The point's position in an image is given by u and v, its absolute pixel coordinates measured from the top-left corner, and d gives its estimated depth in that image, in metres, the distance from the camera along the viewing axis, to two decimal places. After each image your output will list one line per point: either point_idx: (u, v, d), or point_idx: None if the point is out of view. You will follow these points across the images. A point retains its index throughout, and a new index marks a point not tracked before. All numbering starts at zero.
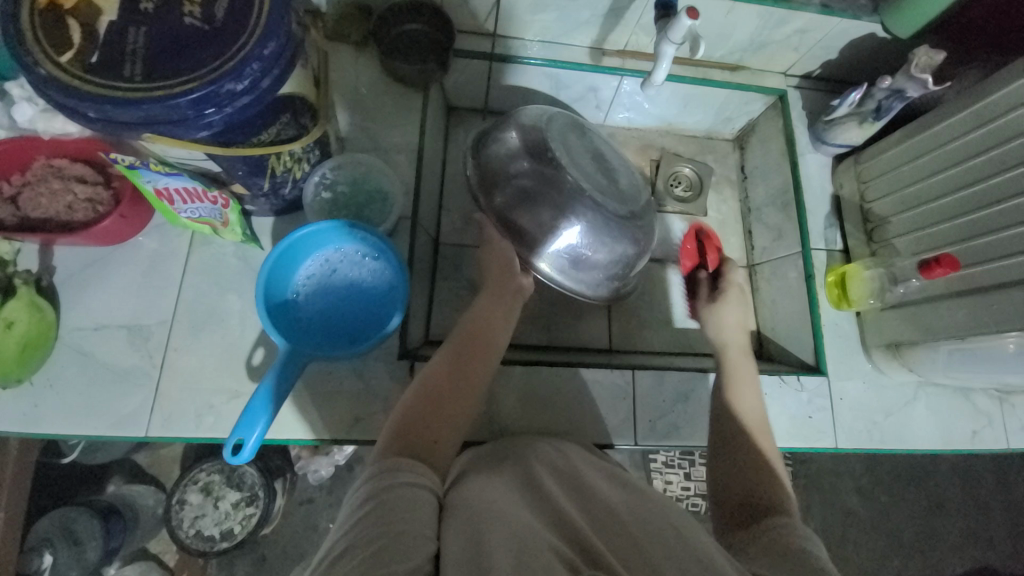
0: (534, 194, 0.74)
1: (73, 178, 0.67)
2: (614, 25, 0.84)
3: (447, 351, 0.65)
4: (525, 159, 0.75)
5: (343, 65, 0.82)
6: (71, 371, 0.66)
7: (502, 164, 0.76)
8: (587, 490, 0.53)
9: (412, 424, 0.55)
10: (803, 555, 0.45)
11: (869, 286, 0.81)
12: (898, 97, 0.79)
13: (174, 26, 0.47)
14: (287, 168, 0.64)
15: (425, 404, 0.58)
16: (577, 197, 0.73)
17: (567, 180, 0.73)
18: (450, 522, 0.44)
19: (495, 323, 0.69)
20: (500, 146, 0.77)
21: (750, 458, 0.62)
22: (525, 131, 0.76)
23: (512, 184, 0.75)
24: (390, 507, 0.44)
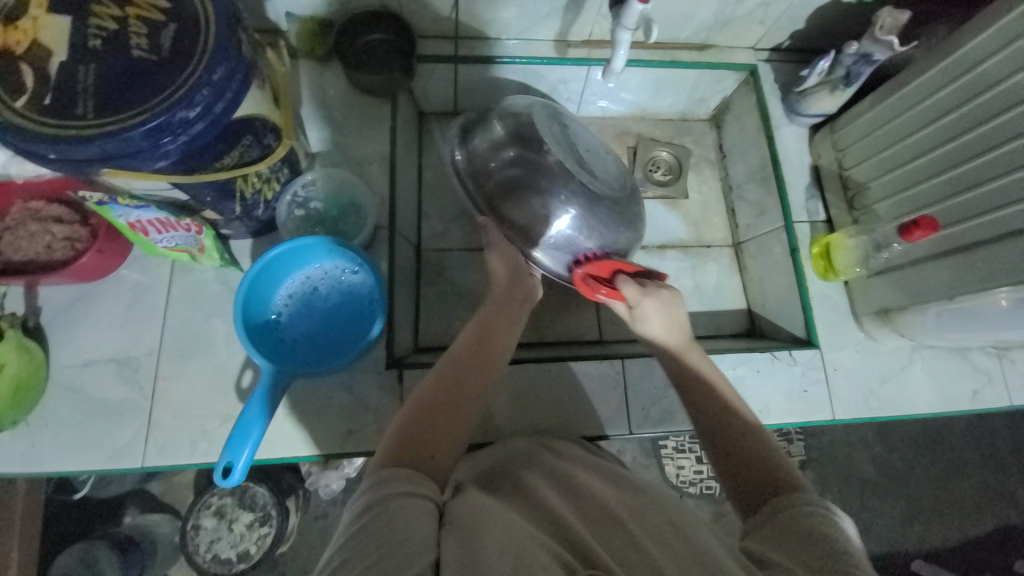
0: (523, 183, 0.73)
1: (51, 219, 0.68)
2: (575, 16, 0.84)
3: (447, 358, 0.62)
4: (510, 146, 0.75)
5: (309, 82, 0.83)
6: (64, 409, 0.67)
7: (487, 155, 0.76)
8: (583, 491, 0.52)
9: (410, 435, 0.53)
10: (824, 539, 0.43)
11: (854, 254, 0.80)
12: (866, 61, 0.78)
13: (123, 61, 0.47)
14: (257, 189, 0.65)
15: (424, 414, 0.56)
16: (559, 180, 0.73)
17: (550, 162, 0.73)
18: (449, 532, 0.43)
19: (500, 331, 0.66)
20: (490, 130, 0.76)
21: (743, 438, 0.56)
22: (508, 117, 0.76)
23: (500, 176, 0.75)
24: (389, 516, 0.43)
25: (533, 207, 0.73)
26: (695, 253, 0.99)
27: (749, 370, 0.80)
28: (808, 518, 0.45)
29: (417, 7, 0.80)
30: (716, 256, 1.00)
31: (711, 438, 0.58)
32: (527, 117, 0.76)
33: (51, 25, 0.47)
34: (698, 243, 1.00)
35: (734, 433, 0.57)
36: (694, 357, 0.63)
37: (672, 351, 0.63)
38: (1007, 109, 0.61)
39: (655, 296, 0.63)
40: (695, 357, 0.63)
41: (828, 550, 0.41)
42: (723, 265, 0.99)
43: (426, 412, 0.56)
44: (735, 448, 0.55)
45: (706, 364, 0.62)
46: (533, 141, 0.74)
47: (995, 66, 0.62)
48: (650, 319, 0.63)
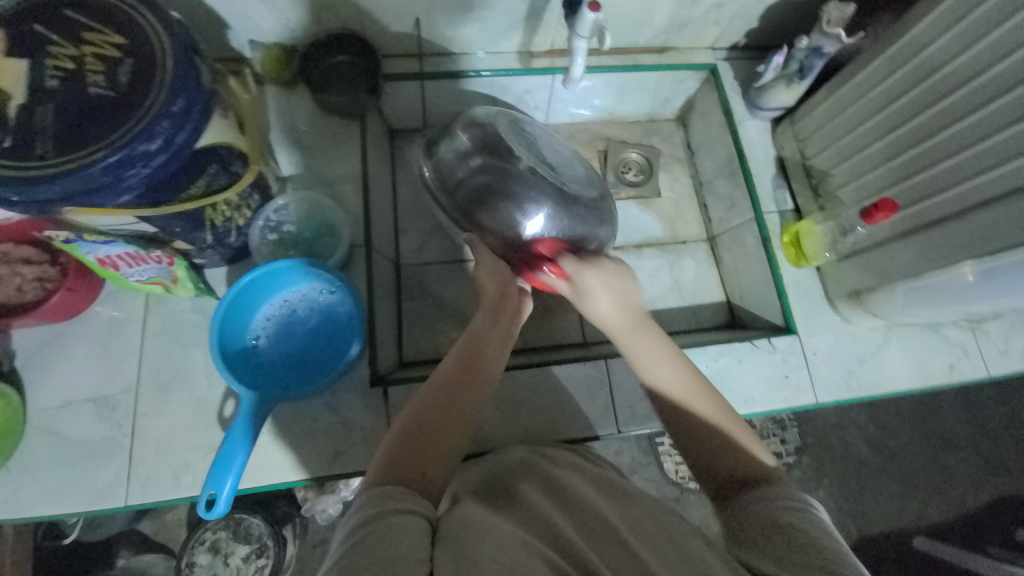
0: (490, 190, 0.74)
1: (20, 261, 0.67)
2: (536, 27, 0.86)
3: (438, 373, 0.62)
4: (476, 159, 0.75)
5: (276, 107, 0.83)
6: (42, 453, 0.66)
7: (453, 166, 0.77)
8: (575, 500, 0.52)
9: (402, 453, 0.53)
10: (798, 533, 0.44)
11: (822, 240, 0.82)
12: (817, 54, 0.81)
13: (82, 99, 0.47)
14: (228, 217, 0.65)
15: (417, 431, 0.56)
16: (530, 184, 0.73)
17: (520, 170, 0.74)
18: (443, 549, 0.42)
19: (493, 344, 0.65)
20: (452, 140, 0.78)
21: (708, 425, 0.57)
22: (473, 128, 0.77)
23: (468, 184, 0.76)
24: (383, 534, 0.42)
25: (505, 214, 0.73)
26: (671, 250, 1.01)
27: (730, 360, 0.81)
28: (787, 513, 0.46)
29: (379, 27, 0.82)
30: (693, 251, 1.01)
31: (672, 421, 0.59)
32: (491, 126, 0.76)
33: (8, 68, 0.47)
34: (674, 240, 1.02)
35: (698, 419, 0.58)
36: (637, 342, 0.63)
37: (616, 330, 0.64)
38: (953, 91, 0.64)
39: (592, 267, 0.66)
40: (640, 337, 0.63)
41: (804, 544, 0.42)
42: (700, 260, 1.01)
43: (417, 429, 0.56)
44: (700, 435, 0.57)
45: (659, 354, 0.61)
46: (499, 150, 0.75)
47: (938, 50, 0.65)
48: (594, 294, 0.64)
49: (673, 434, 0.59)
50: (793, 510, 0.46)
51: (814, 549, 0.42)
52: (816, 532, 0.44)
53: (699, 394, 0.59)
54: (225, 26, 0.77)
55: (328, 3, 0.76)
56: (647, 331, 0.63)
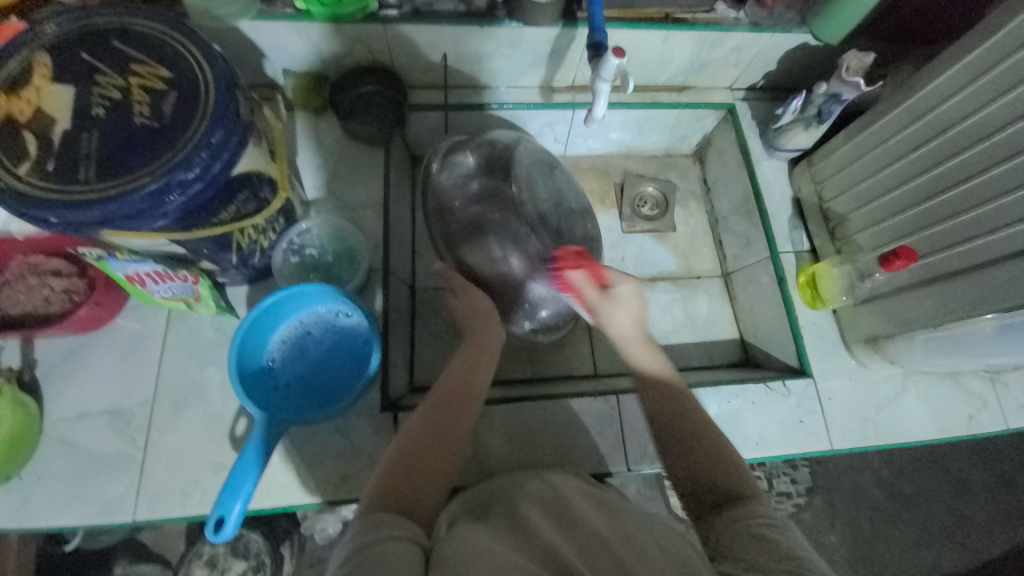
0: (482, 223, 0.76)
1: (49, 272, 0.69)
2: (559, 64, 0.88)
3: (427, 399, 0.63)
4: (478, 177, 0.78)
5: (305, 132, 0.86)
6: (55, 463, 0.67)
7: (457, 184, 0.78)
8: (576, 519, 0.51)
9: (394, 476, 0.53)
10: (782, 542, 0.46)
11: (839, 282, 0.82)
12: (836, 100, 0.81)
13: (125, 128, 0.50)
14: (254, 240, 0.67)
15: (411, 456, 0.56)
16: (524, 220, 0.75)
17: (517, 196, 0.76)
18: (437, 572, 0.43)
19: (480, 369, 0.68)
20: (452, 169, 0.79)
21: (696, 435, 0.59)
22: (483, 147, 0.79)
23: (462, 216, 0.77)
24: (377, 563, 0.43)
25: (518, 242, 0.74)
26: (685, 285, 1.01)
27: (744, 401, 0.80)
28: (766, 530, 0.48)
29: (408, 60, 0.85)
30: (706, 287, 1.01)
31: (662, 429, 0.60)
32: (502, 146, 0.80)
33: (54, 94, 0.50)
34: (688, 275, 1.02)
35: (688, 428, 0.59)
36: (638, 354, 0.66)
37: (627, 340, 0.67)
38: (972, 146, 0.64)
39: (628, 288, 0.67)
40: (642, 350, 0.67)
41: (786, 552, 0.45)
42: (713, 295, 1.01)
43: (407, 452, 0.56)
44: (683, 439, 0.58)
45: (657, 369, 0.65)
46: (506, 176, 0.77)
47: (960, 103, 0.65)
48: (622, 307, 0.67)
49: (661, 446, 0.60)
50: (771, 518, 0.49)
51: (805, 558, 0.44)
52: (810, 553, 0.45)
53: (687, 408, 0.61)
54: (262, 56, 0.81)
55: (361, 37, 0.79)
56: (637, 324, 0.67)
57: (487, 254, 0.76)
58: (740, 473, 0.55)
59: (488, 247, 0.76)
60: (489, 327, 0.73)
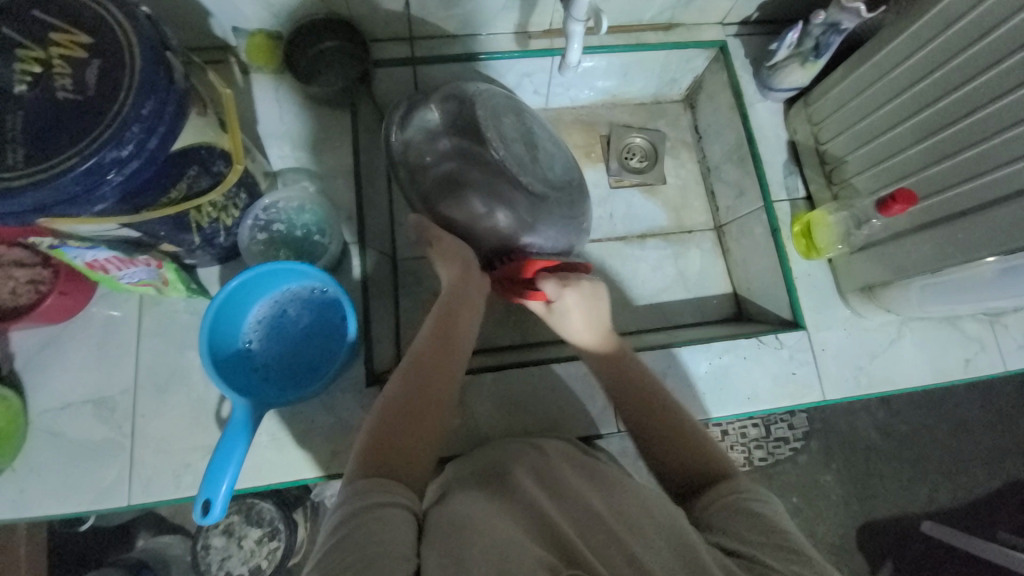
0: (460, 184, 0.72)
1: (13, 263, 0.67)
2: (533, 6, 0.81)
3: (407, 363, 0.61)
4: (446, 136, 0.72)
5: (265, 99, 0.80)
6: (46, 454, 0.67)
7: (423, 145, 0.73)
8: (565, 489, 0.51)
9: (380, 442, 0.53)
10: (773, 522, 0.47)
11: (834, 231, 0.78)
12: (834, 30, 0.75)
13: (49, 105, 0.45)
14: (214, 218, 0.63)
15: (396, 419, 0.55)
16: (500, 173, 0.70)
17: (489, 157, 0.70)
18: (429, 543, 0.43)
19: (459, 328, 0.66)
20: (423, 126, 0.73)
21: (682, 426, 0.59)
22: (449, 100, 0.73)
23: (434, 172, 0.73)
24: (368, 529, 0.43)
25: (495, 203, 0.71)
26: (676, 240, 0.97)
27: (735, 357, 0.78)
28: (751, 506, 0.49)
29: (367, 10, 0.78)
30: (699, 241, 0.98)
31: (642, 430, 0.60)
32: (468, 100, 0.72)
33: None
34: (679, 229, 0.98)
35: (664, 415, 0.60)
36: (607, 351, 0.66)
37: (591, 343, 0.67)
38: (981, 74, 0.59)
39: (575, 288, 0.66)
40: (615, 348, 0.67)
41: (777, 530, 0.46)
42: (706, 249, 0.98)
43: (390, 418, 0.55)
44: (665, 433, 0.59)
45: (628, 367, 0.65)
46: (476, 131, 0.71)
47: (970, 26, 0.59)
48: (571, 311, 0.67)
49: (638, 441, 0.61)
50: (761, 501, 0.49)
51: (789, 538, 0.45)
52: (795, 530, 0.47)
53: (664, 396, 0.62)
54: (207, 14, 0.74)
55: None
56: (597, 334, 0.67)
57: (469, 210, 0.72)
58: (724, 454, 0.56)
59: (470, 204, 0.71)
60: (474, 278, 0.70)
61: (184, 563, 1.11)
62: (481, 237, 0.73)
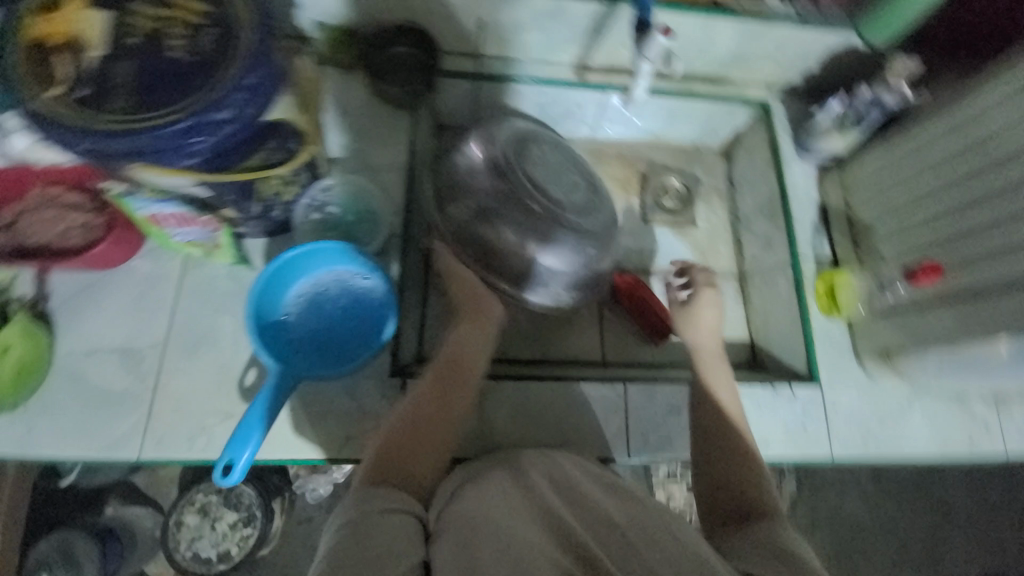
0: (492, 210, 0.72)
1: (68, 206, 0.68)
2: (597, 43, 0.87)
3: (427, 377, 0.65)
4: (483, 171, 0.73)
5: (333, 89, 0.84)
6: (63, 396, 0.67)
7: (462, 172, 0.75)
8: (583, 499, 0.51)
9: (396, 449, 0.56)
10: (797, 558, 0.45)
11: (855, 291, 0.84)
12: (876, 105, 0.81)
13: (162, 60, 0.49)
14: (276, 192, 0.65)
15: (411, 429, 0.58)
16: (532, 214, 0.72)
17: (522, 189, 0.72)
18: (443, 541, 0.45)
19: (471, 348, 0.69)
20: (465, 160, 0.75)
21: (742, 452, 0.60)
22: (490, 141, 0.75)
23: (468, 196, 0.73)
24: (378, 521, 0.45)
25: (524, 229, 0.72)
26: None
27: (749, 402, 0.80)
28: (776, 536, 0.48)
29: (444, 24, 0.83)
30: (721, 285, 1.00)
31: (704, 449, 0.62)
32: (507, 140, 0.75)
33: (90, 20, 0.48)
34: (704, 271, 1.00)
35: (723, 439, 0.61)
36: (713, 371, 0.70)
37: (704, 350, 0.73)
38: (1010, 162, 0.63)
39: (709, 293, 0.77)
40: (716, 366, 0.71)
41: (796, 563, 0.44)
42: (728, 295, 0.99)
43: (409, 426, 0.59)
44: (718, 455, 0.60)
45: (723, 380, 0.68)
46: (511, 172, 0.73)
47: (1006, 118, 0.64)
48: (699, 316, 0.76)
49: (698, 454, 0.62)
50: (786, 536, 0.48)
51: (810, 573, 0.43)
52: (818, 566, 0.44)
53: (726, 422, 0.63)
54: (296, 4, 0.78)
55: None
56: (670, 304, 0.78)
57: (500, 237, 0.73)
58: (767, 489, 0.56)
59: (502, 233, 0.72)
60: (479, 305, 0.74)
61: (150, 536, 1.09)
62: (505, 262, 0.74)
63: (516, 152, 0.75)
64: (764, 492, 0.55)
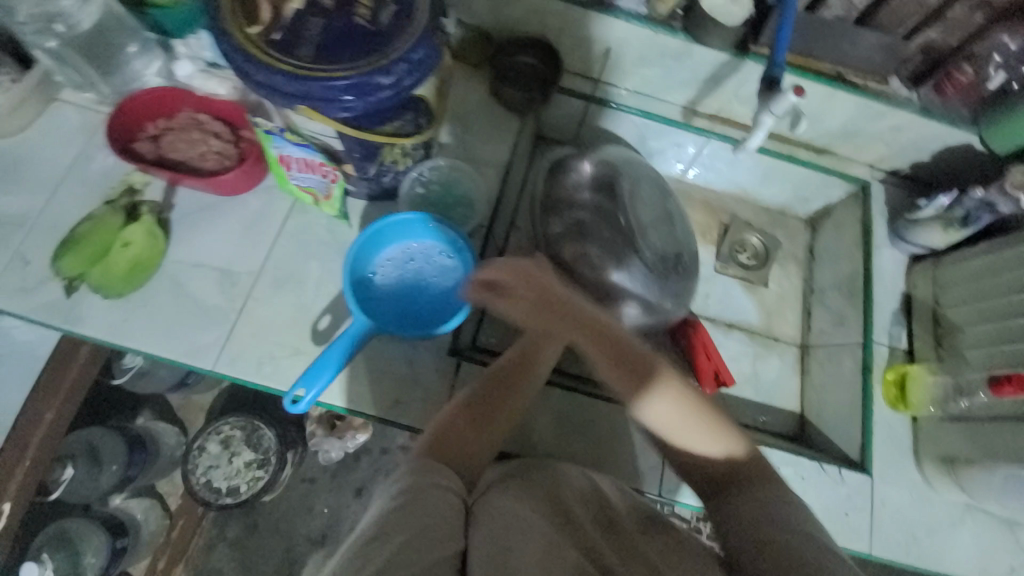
0: (587, 227, 0.82)
1: (211, 133, 0.76)
2: (712, 90, 0.89)
3: (491, 370, 0.63)
4: (589, 189, 0.84)
5: (457, 82, 0.90)
6: (163, 297, 0.73)
7: (571, 186, 0.84)
8: (622, 533, 0.51)
9: (450, 435, 0.56)
10: None
11: (931, 393, 0.80)
12: (988, 209, 0.79)
13: (347, 24, 0.55)
14: (394, 159, 0.70)
15: (468, 417, 0.58)
16: (621, 234, 0.82)
17: (618, 216, 0.83)
18: (479, 534, 0.47)
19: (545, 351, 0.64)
20: (573, 174, 0.85)
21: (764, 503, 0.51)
22: (602, 165, 0.85)
23: (568, 209, 0.83)
24: (427, 502, 0.47)
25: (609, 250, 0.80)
26: (760, 342, 0.98)
27: (792, 474, 0.77)
28: None
29: (573, 44, 0.88)
30: (781, 351, 0.98)
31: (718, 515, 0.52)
32: (616, 167, 0.85)
33: None
34: (767, 333, 0.99)
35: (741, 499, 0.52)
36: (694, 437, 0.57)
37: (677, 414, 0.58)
38: None
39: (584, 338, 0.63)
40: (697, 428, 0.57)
41: None
42: (786, 362, 0.98)
43: (464, 415, 0.58)
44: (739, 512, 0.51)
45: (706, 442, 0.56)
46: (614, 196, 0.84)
47: None
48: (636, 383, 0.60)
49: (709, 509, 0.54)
50: None
51: None
52: None
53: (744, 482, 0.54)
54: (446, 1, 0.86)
55: (541, 9, 0.83)
56: (628, 362, 0.60)
57: (585, 251, 0.80)
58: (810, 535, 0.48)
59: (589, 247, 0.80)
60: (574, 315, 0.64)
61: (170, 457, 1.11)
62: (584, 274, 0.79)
63: (624, 176, 0.85)
64: (803, 537, 0.48)
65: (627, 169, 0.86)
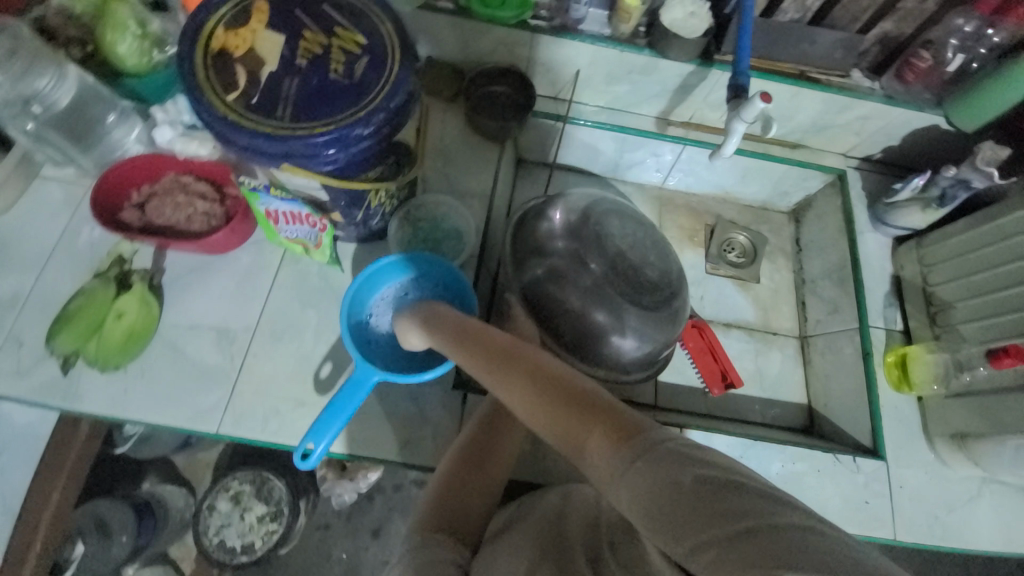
0: (562, 274, 0.79)
1: (196, 194, 0.76)
2: (681, 100, 0.92)
3: (475, 423, 0.65)
4: (562, 238, 0.80)
5: (434, 118, 0.92)
6: (160, 364, 0.73)
7: (541, 234, 0.81)
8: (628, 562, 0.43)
9: (447, 489, 0.56)
10: None
11: (932, 370, 0.81)
12: (963, 186, 0.80)
13: (321, 79, 0.56)
14: (381, 203, 0.71)
15: (463, 470, 0.59)
16: (599, 280, 0.78)
17: (590, 261, 0.79)
18: None
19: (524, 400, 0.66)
20: (546, 222, 0.81)
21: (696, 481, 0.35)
22: (570, 210, 0.82)
23: (547, 245, 0.80)
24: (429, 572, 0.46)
25: (590, 293, 0.78)
26: (760, 338, 0.99)
27: (808, 468, 0.77)
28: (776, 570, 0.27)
29: (542, 70, 0.90)
30: (781, 344, 0.99)
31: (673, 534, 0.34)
32: (585, 204, 0.83)
33: (268, 39, 0.57)
34: (765, 329, 1.00)
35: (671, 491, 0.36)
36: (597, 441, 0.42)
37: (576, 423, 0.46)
38: None
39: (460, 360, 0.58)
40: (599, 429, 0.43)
41: None
42: (788, 354, 0.99)
43: (455, 470, 0.59)
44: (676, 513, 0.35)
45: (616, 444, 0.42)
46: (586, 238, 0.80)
47: None
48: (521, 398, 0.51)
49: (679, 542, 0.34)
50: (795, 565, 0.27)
51: None
52: None
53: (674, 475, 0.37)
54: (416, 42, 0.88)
55: (508, 40, 0.85)
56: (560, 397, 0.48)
57: (567, 300, 0.78)
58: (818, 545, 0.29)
59: (568, 298, 0.78)
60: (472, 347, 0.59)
61: (180, 519, 1.08)
62: (568, 322, 0.78)
63: (593, 217, 0.81)
64: (744, 506, 0.33)
65: (593, 212, 0.82)
